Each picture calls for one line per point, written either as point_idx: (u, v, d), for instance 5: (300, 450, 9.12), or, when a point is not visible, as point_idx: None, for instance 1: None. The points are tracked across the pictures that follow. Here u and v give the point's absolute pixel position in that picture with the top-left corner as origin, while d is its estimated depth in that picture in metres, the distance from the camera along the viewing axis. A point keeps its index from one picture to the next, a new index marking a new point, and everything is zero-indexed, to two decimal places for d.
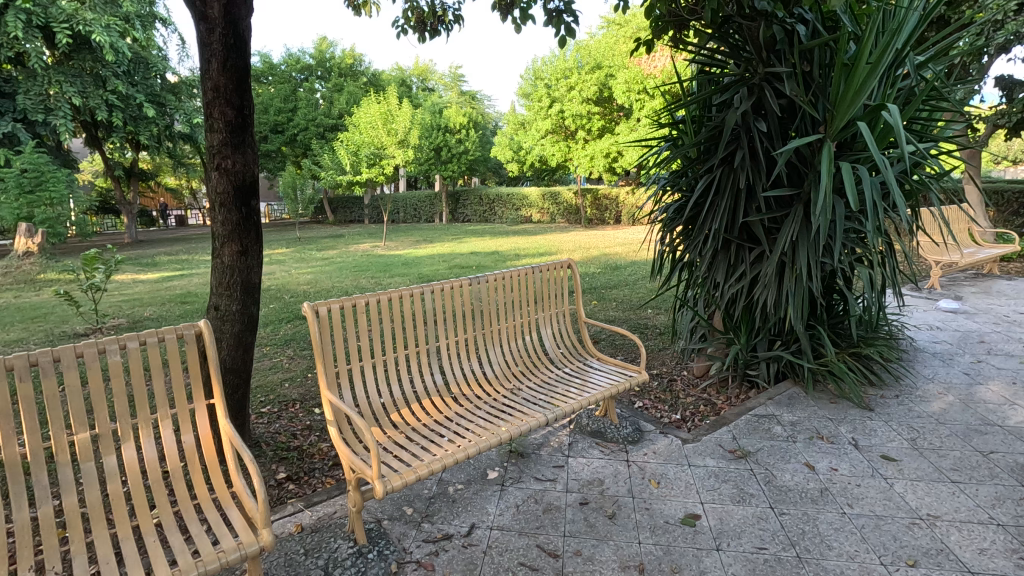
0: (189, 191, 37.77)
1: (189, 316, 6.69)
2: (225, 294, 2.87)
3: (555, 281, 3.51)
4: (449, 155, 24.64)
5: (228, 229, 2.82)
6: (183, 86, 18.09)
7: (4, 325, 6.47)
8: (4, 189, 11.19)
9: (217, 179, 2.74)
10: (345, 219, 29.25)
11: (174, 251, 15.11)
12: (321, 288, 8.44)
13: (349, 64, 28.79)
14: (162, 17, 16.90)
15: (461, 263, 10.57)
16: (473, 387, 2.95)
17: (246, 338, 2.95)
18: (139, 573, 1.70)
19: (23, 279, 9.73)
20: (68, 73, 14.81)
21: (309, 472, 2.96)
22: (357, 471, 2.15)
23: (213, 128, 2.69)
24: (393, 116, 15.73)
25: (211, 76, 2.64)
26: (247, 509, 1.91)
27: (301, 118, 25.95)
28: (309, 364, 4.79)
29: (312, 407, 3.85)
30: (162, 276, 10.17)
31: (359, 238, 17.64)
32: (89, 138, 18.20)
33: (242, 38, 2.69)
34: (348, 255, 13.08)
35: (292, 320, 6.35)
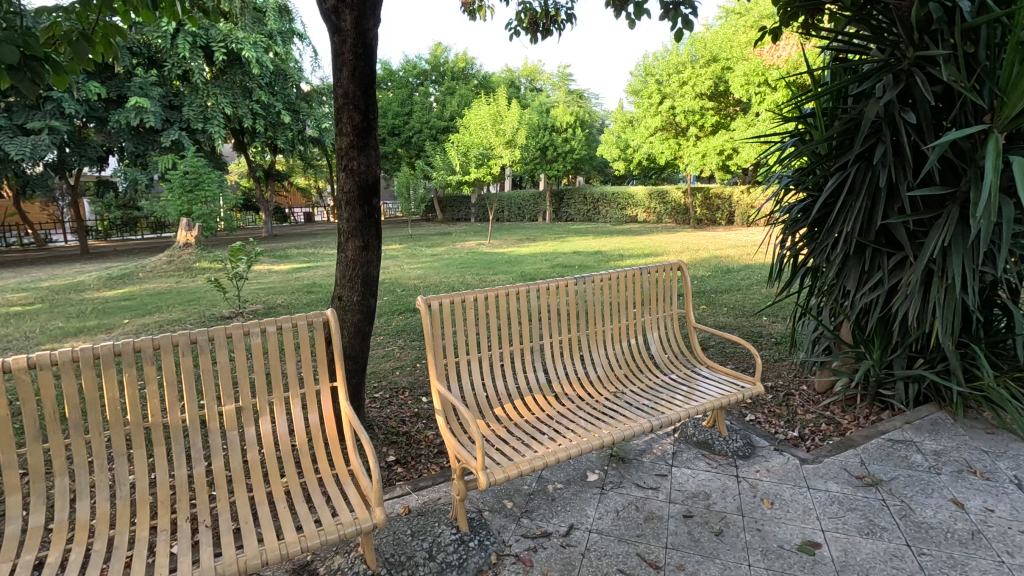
0: (316, 191, 41.40)
1: (313, 305, 7.32)
2: (347, 286, 3.10)
3: (663, 283, 3.38)
4: (554, 154, 24.73)
5: (352, 225, 3.04)
6: (314, 95, 19.99)
7: (167, 306, 7.51)
8: (171, 189, 12.96)
9: (344, 179, 2.97)
10: (452, 217, 30.43)
11: (301, 245, 16.59)
12: (429, 283, 8.85)
13: (462, 68, 29.89)
14: (300, 32, 18.67)
15: (564, 263, 10.58)
16: (575, 388, 2.93)
17: (365, 328, 3.16)
18: (270, 534, 1.89)
19: (183, 267, 11.22)
20: (223, 86, 16.85)
21: (415, 458, 3.12)
22: (462, 461, 2.23)
23: (342, 131, 2.92)
24: (503, 116, 16.11)
25: (342, 83, 2.85)
26: (362, 487, 2.05)
27: (416, 122, 27.47)
28: (418, 355, 5.05)
29: (419, 396, 4.05)
30: (292, 267, 11.21)
31: (466, 236, 18.27)
32: (237, 144, 20.58)
33: (369, 47, 2.87)
34: (455, 252, 13.61)
35: (403, 312, 6.74)
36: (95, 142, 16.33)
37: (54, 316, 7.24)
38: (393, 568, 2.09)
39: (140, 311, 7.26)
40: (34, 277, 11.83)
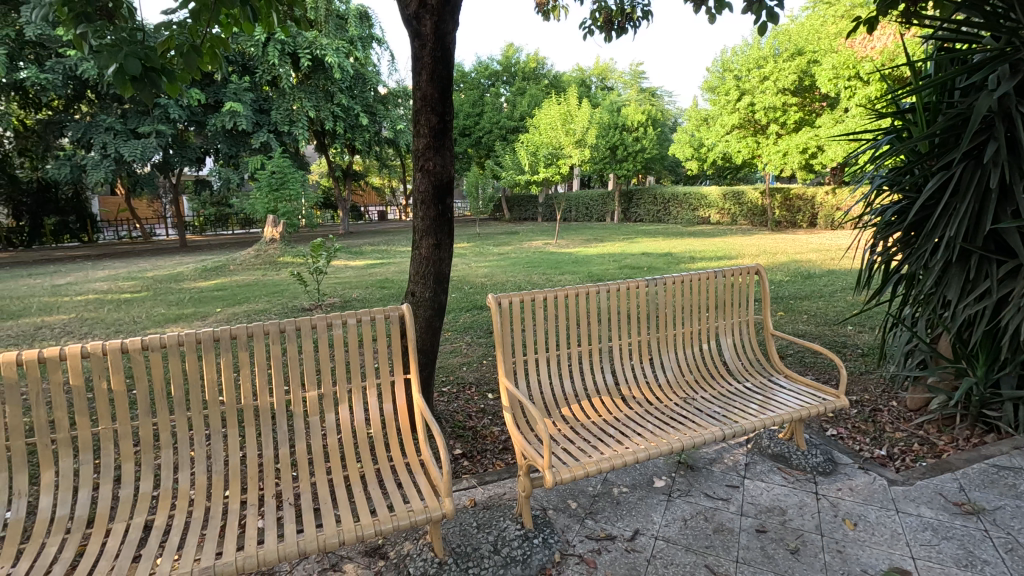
0: (390, 190, 42.99)
1: (386, 300, 7.60)
2: (419, 282, 3.21)
3: (739, 287, 3.25)
4: (624, 153, 24.30)
5: (426, 224, 3.14)
6: (390, 97, 20.76)
7: (254, 297, 8.07)
8: (260, 188, 13.89)
9: (420, 179, 3.07)
10: (520, 216, 30.66)
11: (375, 242, 17.29)
12: (496, 281, 8.97)
13: (533, 68, 29.98)
14: (378, 38, 19.44)
15: (632, 264, 10.40)
16: (643, 392, 2.88)
17: (435, 323, 3.26)
18: (347, 516, 1.99)
19: (268, 260, 11.99)
20: (307, 90, 17.82)
21: (481, 452, 3.18)
22: (528, 458, 2.25)
23: (420, 133, 3.02)
24: (573, 116, 16.02)
25: (421, 87, 2.95)
26: (433, 477, 2.12)
27: (487, 122, 27.89)
28: (484, 351, 5.13)
29: (485, 392, 4.12)
30: (367, 263, 11.72)
31: (533, 236, 18.36)
32: (319, 145, 21.74)
33: (447, 51, 2.95)
34: (522, 251, 13.71)
35: (471, 309, 6.87)
36: (194, 144, 17.74)
37: (158, 304, 7.96)
38: (460, 558, 2.14)
39: (231, 301, 7.86)
40: (142, 268, 13.03)
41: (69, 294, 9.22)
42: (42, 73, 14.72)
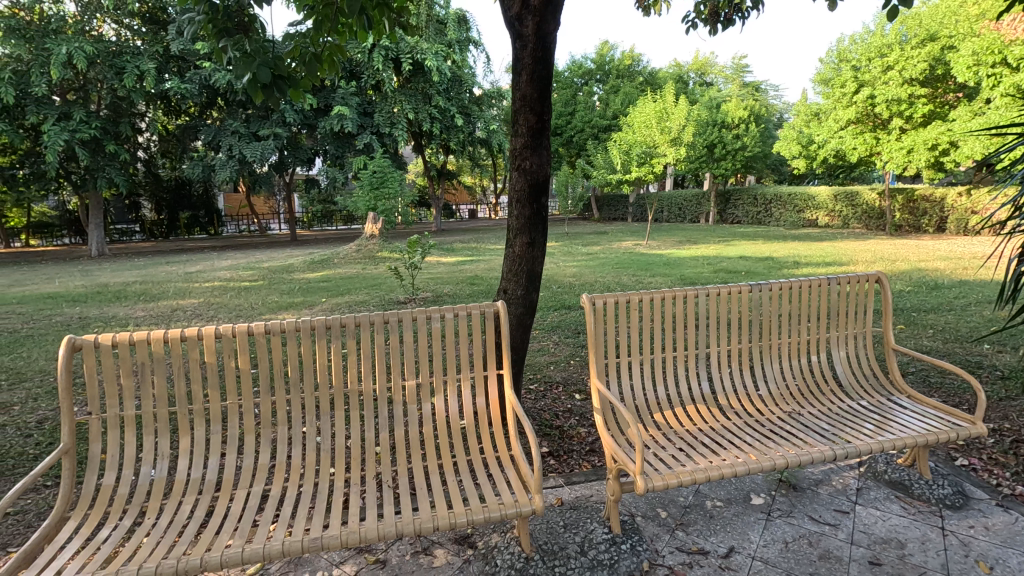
0: (481, 189, 44.07)
1: (476, 296, 7.79)
2: (512, 280, 3.25)
3: (855, 297, 2.98)
4: (723, 152, 23.18)
5: (521, 222, 3.18)
6: (485, 98, 21.25)
7: (355, 289, 8.60)
8: (363, 186, 14.75)
9: (516, 178, 3.12)
10: (609, 216, 30.25)
11: (466, 239, 17.79)
12: (584, 281, 8.90)
13: (628, 65, 29.39)
14: (475, 40, 19.96)
15: (729, 268, 9.89)
16: (743, 403, 2.74)
17: (526, 320, 3.29)
18: (439, 504, 2.06)
19: (368, 255, 12.71)
20: (407, 93, 18.72)
21: (567, 452, 3.17)
22: (619, 462, 2.21)
23: (518, 132, 3.05)
24: (669, 113, 15.50)
25: (520, 87, 2.98)
26: (524, 474, 2.14)
27: (579, 121, 27.76)
28: (572, 351, 5.11)
29: (573, 392, 4.10)
30: (458, 260, 12.08)
31: (623, 236, 18.01)
32: (416, 146, 22.71)
33: (548, 51, 2.95)
34: (612, 251, 13.51)
35: (559, 309, 6.86)
36: (306, 146, 19.14)
37: (272, 292, 8.70)
38: (546, 556, 2.15)
39: (334, 292, 8.42)
40: (258, 259, 14.28)
41: (199, 281, 10.32)
42: (182, 84, 16.57)
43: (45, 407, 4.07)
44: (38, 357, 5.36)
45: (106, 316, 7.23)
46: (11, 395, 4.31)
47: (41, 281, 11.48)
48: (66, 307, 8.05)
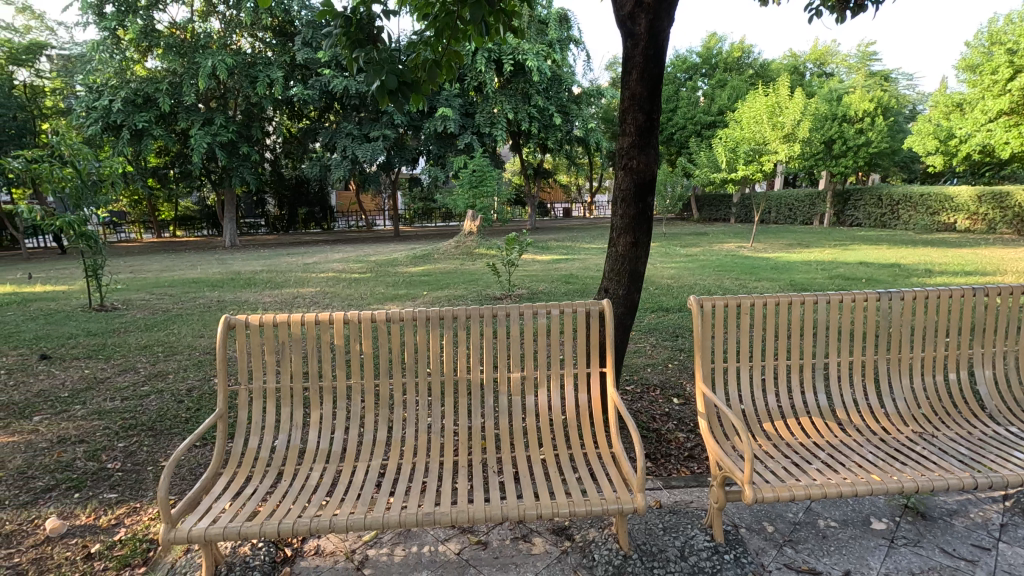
0: (576, 188, 43.99)
1: (571, 295, 7.81)
2: (614, 280, 3.25)
3: (1004, 310, 2.66)
4: (843, 148, 21.35)
5: (625, 222, 3.16)
6: (583, 96, 21.14)
7: (454, 284, 8.96)
8: (463, 185, 15.25)
9: (622, 178, 3.11)
10: (710, 217, 28.99)
11: (561, 237, 17.85)
12: (683, 283, 8.63)
13: (737, 58, 27.86)
14: (576, 39, 19.92)
15: (847, 274, 9.11)
16: (864, 420, 2.55)
17: (626, 321, 3.28)
18: (541, 493, 2.12)
19: (466, 250, 13.16)
20: (508, 94, 19.20)
21: (665, 456, 3.10)
22: (725, 469, 2.15)
23: (625, 132, 3.04)
24: (782, 107, 14.49)
25: (630, 85, 2.97)
26: (625, 472, 2.14)
27: (681, 118, 26.83)
28: (671, 354, 4.98)
29: (671, 396, 4.00)
30: (553, 258, 12.17)
31: (725, 238, 17.18)
32: (514, 145, 23.12)
33: (660, 49, 2.91)
34: (713, 253, 12.94)
35: (655, 311, 6.70)
36: (411, 146, 20.15)
37: (379, 284, 9.29)
38: (644, 556, 2.15)
39: (435, 286, 8.83)
40: (366, 253, 15.25)
41: (315, 272, 11.25)
42: (305, 90, 18.02)
43: (193, 377, 4.66)
44: (187, 334, 6.14)
45: (239, 300, 8.11)
46: (167, 366, 4.99)
47: (187, 267, 13.14)
48: (207, 291, 9.13)
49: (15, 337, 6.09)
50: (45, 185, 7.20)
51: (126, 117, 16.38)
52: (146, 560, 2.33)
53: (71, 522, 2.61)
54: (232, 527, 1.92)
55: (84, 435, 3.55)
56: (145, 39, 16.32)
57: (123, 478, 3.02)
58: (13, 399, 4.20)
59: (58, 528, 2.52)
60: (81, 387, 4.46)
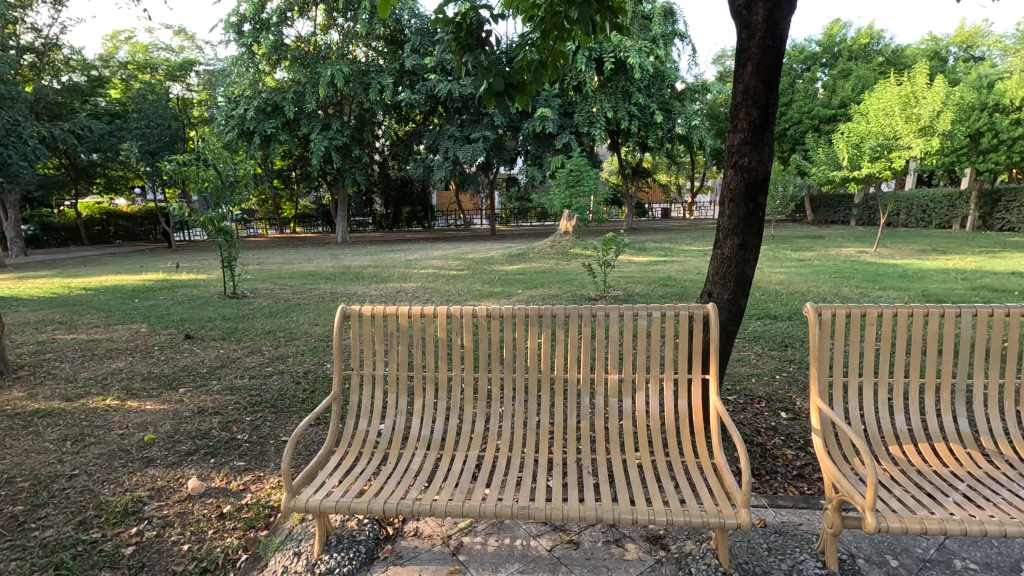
0: (677, 187, 42.50)
1: (669, 297, 7.56)
2: (719, 283, 3.10)
3: None
4: (992, 142, 18.79)
5: (733, 223, 3.00)
6: (687, 93, 20.33)
7: (549, 283, 9.00)
8: (559, 185, 15.13)
9: (732, 176, 2.94)
10: (826, 218, 26.74)
11: (659, 239, 17.33)
12: (794, 290, 8.03)
13: (864, 44, 25.39)
14: (681, 33, 19.19)
15: (994, 285, 8.00)
16: (1014, 450, 2.24)
17: (730, 327, 3.13)
18: (637, 498, 2.07)
19: (561, 250, 13.15)
20: (607, 93, 18.98)
21: (771, 473, 2.90)
22: (843, 492, 1.98)
23: (737, 128, 2.88)
24: (918, 97, 13.02)
25: (744, 79, 2.81)
26: (730, 486, 2.03)
27: (795, 112, 24.99)
28: (779, 365, 4.66)
29: (778, 409, 3.73)
30: (651, 260, 11.82)
31: (844, 241, 15.77)
32: (612, 145, 22.79)
33: (779, 39, 2.73)
34: (830, 258, 11.91)
35: (761, 318, 6.30)
36: (510, 147, 20.51)
37: (476, 281, 9.57)
38: None
39: (530, 285, 8.92)
40: (464, 251, 15.74)
41: (417, 267, 11.81)
42: (412, 94, 18.94)
43: (309, 362, 5.08)
44: (304, 322, 6.71)
45: (349, 293, 8.71)
46: (288, 350, 5.49)
47: (305, 261, 14.35)
48: (322, 283, 9.91)
49: (166, 318, 6.97)
50: (193, 186, 8.18)
51: (258, 124, 18.17)
52: (268, 524, 2.58)
53: (207, 484, 2.95)
54: (343, 502, 2.06)
55: (219, 407, 4.00)
56: (275, 52, 17.99)
57: (250, 449, 3.36)
58: (165, 371, 4.83)
59: (198, 488, 2.86)
60: (217, 365, 5.03)
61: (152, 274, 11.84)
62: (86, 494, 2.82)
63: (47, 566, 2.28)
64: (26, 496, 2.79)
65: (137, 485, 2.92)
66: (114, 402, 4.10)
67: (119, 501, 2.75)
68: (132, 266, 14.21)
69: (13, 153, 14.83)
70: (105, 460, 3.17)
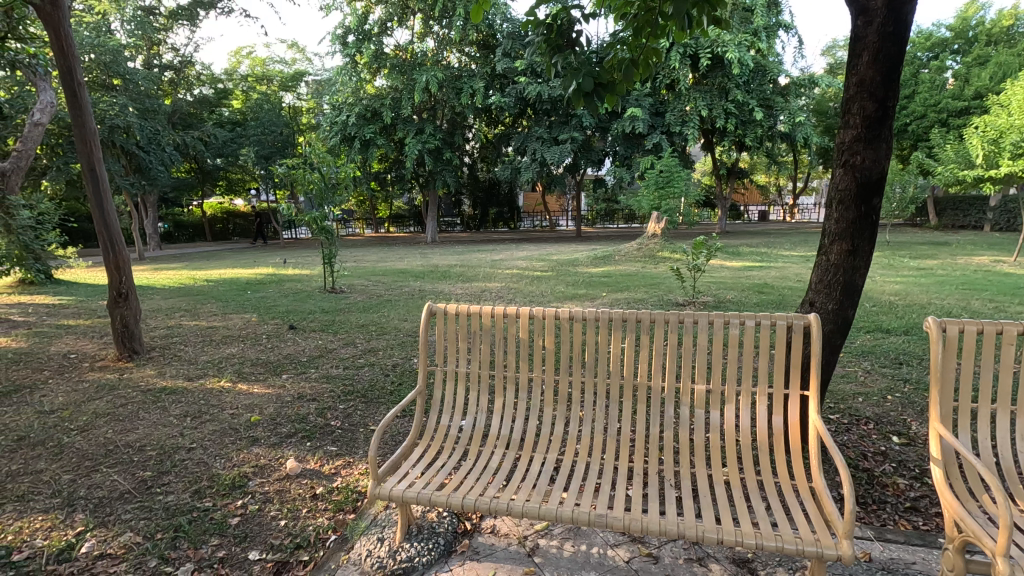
0: (777, 188, 40.00)
1: (764, 305, 7.11)
2: (823, 292, 2.87)
3: None
4: None
5: (841, 228, 2.76)
6: (792, 87, 18.97)
7: (635, 287, 8.79)
8: (649, 186, 14.83)
9: (842, 176, 2.71)
10: (953, 223, 23.92)
11: (755, 243, 16.39)
12: (912, 302, 7.25)
13: (1007, 26, 22.40)
14: (786, 24, 17.99)
15: None
16: None
17: (835, 341, 2.88)
18: (723, 517, 1.95)
19: (648, 254, 12.76)
20: (702, 90, 18.20)
21: (878, 503, 2.63)
22: (966, 532, 1.74)
23: (849, 124, 2.65)
24: None
25: (858, 71, 2.58)
26: (829, 512, 1.87)
27: (919, 105, 22.61)
28: (891, 385, 4.21)
29: (890, 433, 3.37)
30: (745, 265, 11.21)
31: (975, 249, 14.01)
32: (706, 144, 21.83)
33: (902, 25, 2.47)
34: (958, 267, 10.64)
35: (872, 332, 5.73)
36: (598, 148, 20.28)
37: (559, 283, 9.54)
38: None
39: (615, 288, 8.76)
40: (549, 252, 15.73)
41: (502, 268, 11.97)
42: (502, 98, 19.22)
43: (397, 356, 5.32)
44: (394, 317, 7.01)
45: (436, 291, 9.00)
46: (378, 344, 5.76)
47: (397, 259, 15.05)
48: (412, 281, 10.32)
49: (273, 310, 7.58)
50: (300, 188, 8.84)
51: (358, 130, 19.35)
52: (355, 508, 2.73)
53: (303, 465, 3.16)
54: (424, 493, 2.13)
55: (316, 394, 4.29)
56: (376, 61, 19.04)
57: (341, 435, 3.56)
58: (270, 358, 5.25)
59: (295, 469, 3.08)
60: (316, 355, 5.39)
61: (263, 268, 12.96)
62: (202, 466, 3.12)
63: (168, 527, 2.55)
64: (153, 463, 3.14)
65: (244, 462, 3.19)
66: (226, 384, 4.53)
67: (228, 475, 3.02)
68: (247, 261, 15.60)
69: (153, 158, 16.79)
70: (218, 437, 3.50)
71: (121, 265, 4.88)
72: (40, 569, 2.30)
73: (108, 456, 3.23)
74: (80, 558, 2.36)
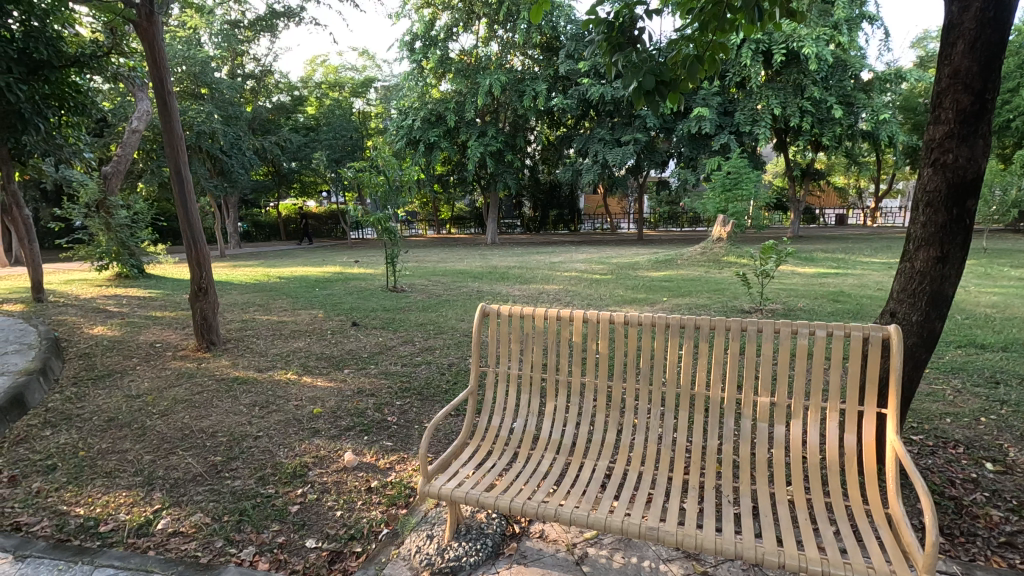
0: (856, 191, 37.55)
1: (840, 314, 6.69)
2: (906, 301, 2.65)
3: None
4: None
5: (929, 232, 2.53)
6: (876, 82, 17.76)
7: (698, 292, 8.50)
8: (715, 188, 14.34)
9: (929, 176, 2.48)
10: None
11: (830, 249, 15.39)
12: (1013, 315, 6.58)
13: None
14: (870, 16, 16.83)
15: None
16: None
17: (919, 354, 2.65)
18: (786, 538, 1.83)
19: (713, 258, 12.30)
20: (775, 88, 17.35)
21: (968, 535, 2.39)
22: None
23: (940, 119, 2.43)
24: None
25: (952, 60, 2.36)
26: (907, 542, 1.71)
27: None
28: (985, 405, 3.83)
29: (982, 458, 3.07)
30: (819, 272, 10.57)
31: None
32: (779, 144, 20.79)
33: (1003, 9, 2.25)
34: None
35: (963, 347, 5.25)
36: (661, 149, 19.79)
37: (618, 286, 9.36)
38: None
39: (676, 292, 8.50)
40: (609, 255, 15.48)
41: (560, 270, 11.89)
42: (565, 99, 19.06)
43: (453, 355, 5.39)
44: (452, 317, 7.12)
45: (494, 292, 9.05)
46: (435, 342, 5.87)
47: (457, 259, 15.27)
48: (470, 282, 10.45)
49: (339, 307, 7.89)
50: (366, 190, 9.15)
51: (423, 133, 19.87)
52: (407, 504, 2.77)
53: (360, 459, 3.25)
54: (472, 493, 2.13)
55: (374, 390, 4.41)
56: (441, 66, 19.44)
57: (397, 431, 3.64)
58: (334, 353, 5.46)
59: (351, 462, 3.17)
60: (376, 351, 5.55)
61: (332, 267, 13.56)
62: (267, 454, 3.27)
63: (234, 511, 2.69)
64: (224, 449, 3.33)
65: (305, 452, 3.32)
66: (293, 376, 4.74)
67: (290, 463, 3.16)
68: (316, 259, 16.36)
69: (234, 162, 17.95)
70: (282, 427, 3.66)
71: (201, 260, 5.21)
72: (122, 541, 2.49)
73: (185, 440, 3.45)
74: (157, 534, 2.53)
